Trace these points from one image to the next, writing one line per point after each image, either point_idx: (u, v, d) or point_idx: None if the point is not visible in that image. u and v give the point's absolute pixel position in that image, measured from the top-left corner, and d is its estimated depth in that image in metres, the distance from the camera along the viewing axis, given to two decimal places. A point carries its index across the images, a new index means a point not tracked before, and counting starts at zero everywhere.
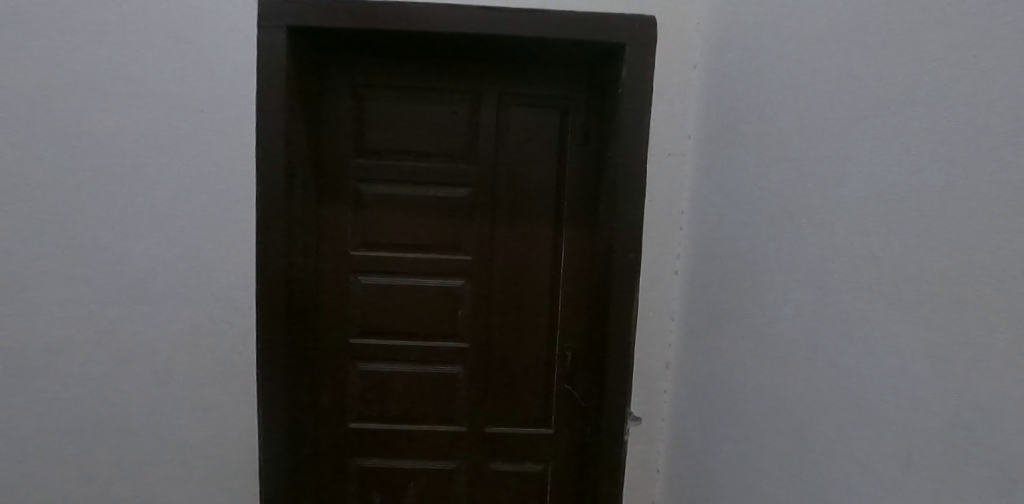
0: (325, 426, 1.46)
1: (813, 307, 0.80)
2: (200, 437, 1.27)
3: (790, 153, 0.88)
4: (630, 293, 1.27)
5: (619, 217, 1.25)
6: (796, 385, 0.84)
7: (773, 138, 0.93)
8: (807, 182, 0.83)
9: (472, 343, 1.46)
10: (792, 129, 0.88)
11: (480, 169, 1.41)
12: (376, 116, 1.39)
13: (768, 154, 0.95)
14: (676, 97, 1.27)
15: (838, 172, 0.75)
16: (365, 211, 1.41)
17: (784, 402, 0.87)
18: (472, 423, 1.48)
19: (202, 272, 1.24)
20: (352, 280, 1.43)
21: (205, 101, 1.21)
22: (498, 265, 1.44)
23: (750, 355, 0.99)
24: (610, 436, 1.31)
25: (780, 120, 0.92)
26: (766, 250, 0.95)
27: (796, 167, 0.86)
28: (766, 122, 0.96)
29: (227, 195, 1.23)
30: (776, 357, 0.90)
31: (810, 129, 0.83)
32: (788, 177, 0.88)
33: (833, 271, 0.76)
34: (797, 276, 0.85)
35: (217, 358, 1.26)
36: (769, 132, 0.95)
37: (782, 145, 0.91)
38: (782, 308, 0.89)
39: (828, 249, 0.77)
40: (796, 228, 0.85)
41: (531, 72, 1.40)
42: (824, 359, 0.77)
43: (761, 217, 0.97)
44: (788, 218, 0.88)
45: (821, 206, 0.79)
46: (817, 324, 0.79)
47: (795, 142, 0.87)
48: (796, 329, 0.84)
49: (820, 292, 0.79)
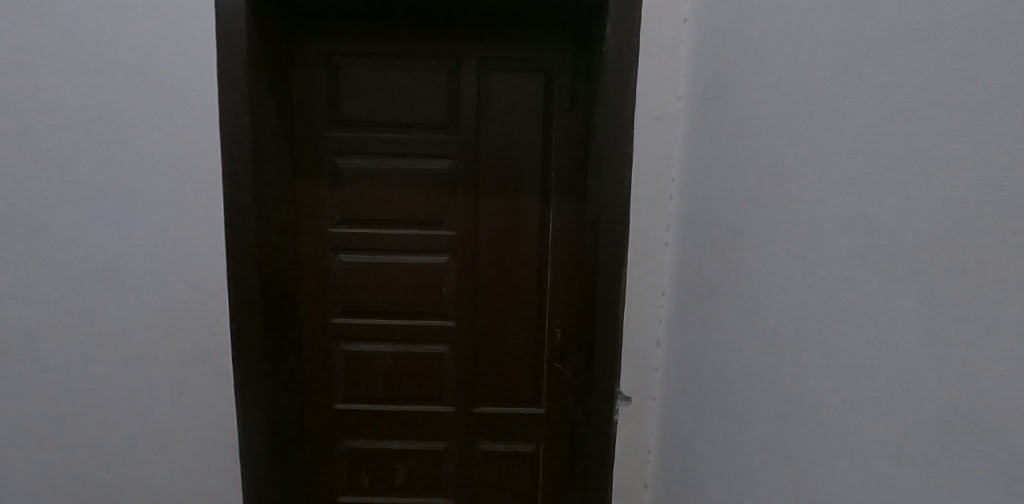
0: (311, 408, 1.43)
1: (805, 280, 0.74)
2: (181, 421, 1.25)
3: (787, 111, 0.79)
4: (615, 265, 1.21)
5: (605, 186, 1.19)
6: (788, 364, 0.78)
7: (768, 96, 0.84)
8: (800, 140, 0.75)
9: (458, 322, 1.41)
10: (788, 84, 0.79)
11: (461, 139, 1.34)
12: (351, 86, 1.32)
13: (763, 114, 0.86)
14: (664, 55, 1.16)
15: (832, 127, 0.68)
16: (342, 186, 1.36)
17: (778, 383, 0.81)
18: (460, 403, 1.44)
19: (171, 253, 1.20)
20: (333, 258, 1.38)
21: (165, 72, 1.14)
22: (483, 239, 1.38)
23: (744, 332, 0.92)
24: (599, 414, 1.26)
25: (776, 74, 0.82)
26: (761, 219, 0.87)
27: (791, 124, 0.77)
28: (761, 79, 0.87)
29: (192, 172, 1.18)
30: (770, 336, 0.83)
31: (810, 81, 0.73)
32: (784, 138, 0.79)
33: (825, 241, 0.69)
34: (791, 244, 0.77)
35: (191, 341, 1.23)
36: (764, 89, 0.86)
37: (777, 103, 0.81)
38: (779, 284, 0.81)
39: (819, 214, 0.70)
40: (786, 189, 0.79)
41: (512, 34, 1.31)
42: (814, 335, 0.71)
43: (755, 184, 0.88)
44: (778, 181, 0.81)
45: (820, 165, 0.70)
46: (813, 299, 0.71)
47: (792, 96, 0.77)
48: (787, 302, 0.78)
49: (818, 263, 0.70)
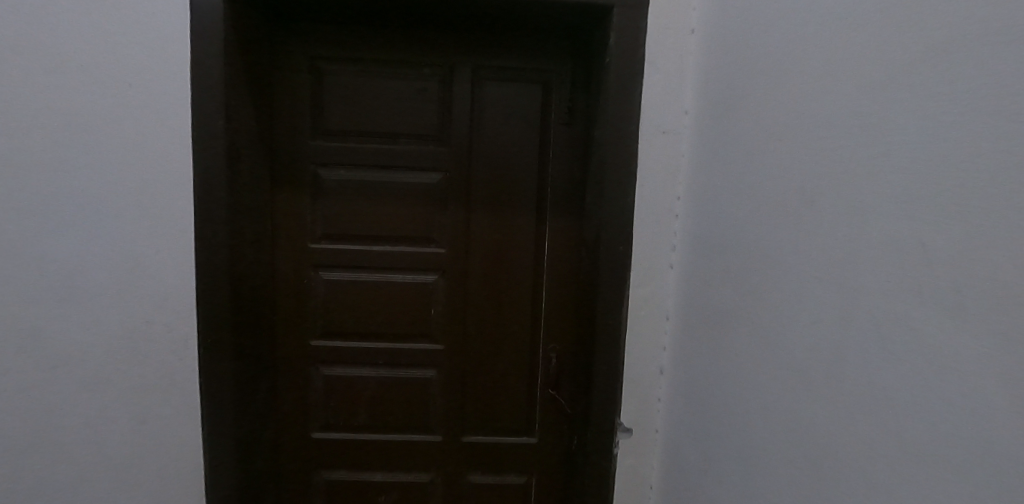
0: (286, 437, 1.33)
1: (839, 311, 0.66)
2: (140, 455, 1.14)
3: (813, 124, 0.72)
4: (617, 288, 1.13)
5: (607, 204, 1.12)
6: (823, 410, 0.68)
7: (791, 109, 0.78)
8: (838, 157, 0.67)
9: (447, 345, 1.33)
10: (814, 97, 0.72)
11: (453, 151, 1.27)
12: (337, 93, 1.25)
13: (784, 129, 0.80)
14: (671, 67, 1.11)
15: (878, 141, 0.61)
16: (325, 199, 1.27)
17: (802, 427, 0.73)
18: (448, 432, 1.35)
19: (135, 270, 1.10)
20: (313, 276, 1.29)
21: (133, 74, 1.06)
22: (475, 257, 1.30)
23: (760, 365, 0.84)
24: (597, 448, 1.17)
25: (800, 86, 0.76)
26: (779, 243, 0.80)
27: (819, 139, 0.71)
28: (781, 93, 0.81)
29: (161, 182, 1.09)
30: (790, 373, 0.75)
31: (845, 94, 0.66)
32: (810, 155, 0.73)
33: (871, 270, 0.61)
34: (821, 272, 0.69)
35: (155, 365, 1.12)
36: (785, 102, 0.80)
37: (800, 118, 0.75)
38: (801, 314, 0.73)
39: (863, 239, 0.62)
40: (818, 211, 0.70)
41: (509, 42, 1.25)
42: (858, 377, 0.62)
43: (775, 205, 0.82)
44: (808, 200, 0.73)
45: (859, 184, 0.63)
46: (849, 334, 0.64)
47: (821, 108, 0.71)
48: (819, 339, 0.69)
49: (854, 293, 0.63)
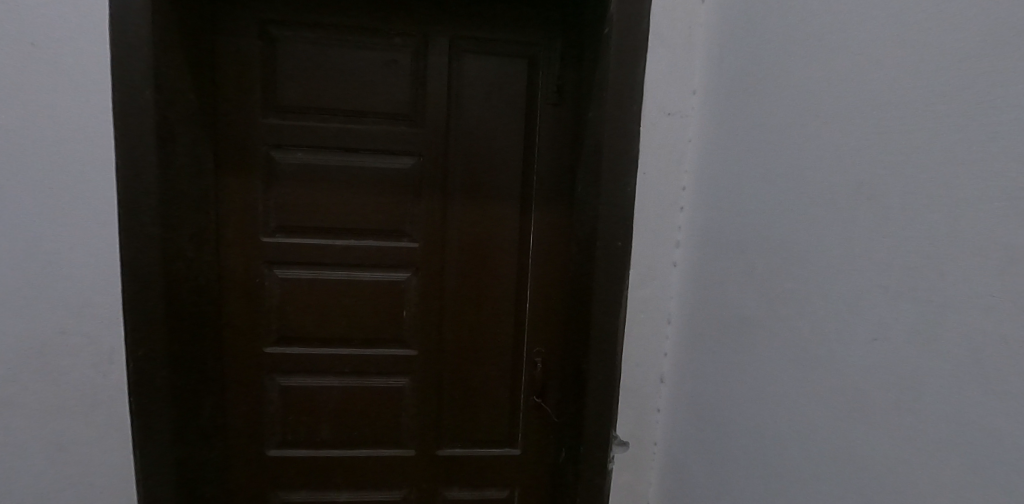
0: (237, 457, 1.17)
1: (908, 324, 0.59)
2: (57, 488, 0.96)
3: (878, 106, 0.62)
4: (615, 288, 1.02)
5: (604, 194, 1.00)
6: (873, 432, 0.62)
7: (844, 87, 0.67)
8: (904, 148, 0.59)
9: (421, 349, 1.19)
10: (881, 72, 0.62)
11: (428, 133, 1.13)
12: (292, 64, 1.08)
13: (829, 109, 0.69)
14: (678, 41, 0.99)
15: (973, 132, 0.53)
16: (279, 186, 1.11)
17: (858, 456, 0.64)
18: (422, 444, 1.22)
19: (44, 271, 0.91)
20: (267, 274, 1.13)
21: (39, 33, 0.87)
22: (452, 252, 1.16)
23: (795, 380, 0.74)
24: (590, 463, 1.06)
25: (855, 61, 0.66)
26: (822, 241, 0.70)
27: (887, 122, 0.61)
28: (826, 67, 0.70)
29: (75, 166, 0.90)
30: (844, 394, 0.66)
31: (933, 70, 0.57)
32: (863, 144, 0.64)
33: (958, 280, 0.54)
34: (897, 280, 0.60)
35: (73, 383, 0.95)
36: (830, 79, 0.69)
37: (857, 98, 0.65)
38: (861, 327, 0.64)
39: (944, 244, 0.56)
40: (873, 201, 0.63)
41: (492, 10, 1.11)
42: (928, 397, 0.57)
43: (815, 199, 0.71)
44: (860, 185, 0.64)
45: (966, 177, 0.54)
46: (944, 356, 0.55)
47: (895, 87, 0.61)
48: (873, 348, 0.62)
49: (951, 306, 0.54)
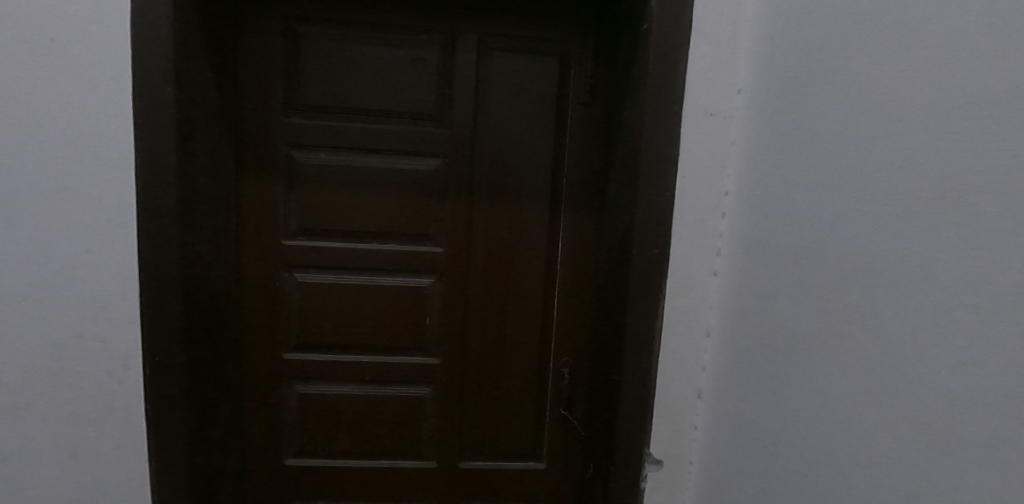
0: (253, 465, 1.13)
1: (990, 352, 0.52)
2: (70, 497, 0.93)
3: (951, 104, 0.56)
4: (652, 297, 0.96)
5: (640, 198, 0.94)
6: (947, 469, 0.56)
7: (909, 82, 0.61)
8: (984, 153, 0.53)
9: (444, 358, 1.15)
10: (958, 67, 0.56)
11: (454, 133, 1.08)
12: (315, 61, 1.05)
13: (891, 106, 0.63)
14: (722, 38, 0.94)
15: None
16: (301, 187, 1.07)
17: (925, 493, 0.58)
18: (443, 456, 1.17)
19: (63, 274, 0.89)
20: (287, 278, 1.10)
21: (61, 31, 0.85)
22: (477, 257, 1.12)
23: (843, 404, 0.68)
24: (620, 482, 1.01)
25: (922, 55, 0.60)
26: (879, 251, 0.64)
27: (967, 119, 0.55)
28: (887, 59, 0.64)
29: (95, 166, 0.88)
30: (906, 424, 0.60)
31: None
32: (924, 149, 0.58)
33: None
34: (979, 299, 0.53)
35: (88, 388, 0.92)
36: (891, 72, 0.63)
37: (923, 95, 0.59)
38: (931, 347, 0.57)
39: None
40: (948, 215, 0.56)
41: (523, 6, 1.07)
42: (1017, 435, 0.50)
43: (871, 207, 0.65)
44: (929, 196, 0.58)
45: None
46: None
47: (976, 79, 0.54)
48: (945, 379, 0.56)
49: None
